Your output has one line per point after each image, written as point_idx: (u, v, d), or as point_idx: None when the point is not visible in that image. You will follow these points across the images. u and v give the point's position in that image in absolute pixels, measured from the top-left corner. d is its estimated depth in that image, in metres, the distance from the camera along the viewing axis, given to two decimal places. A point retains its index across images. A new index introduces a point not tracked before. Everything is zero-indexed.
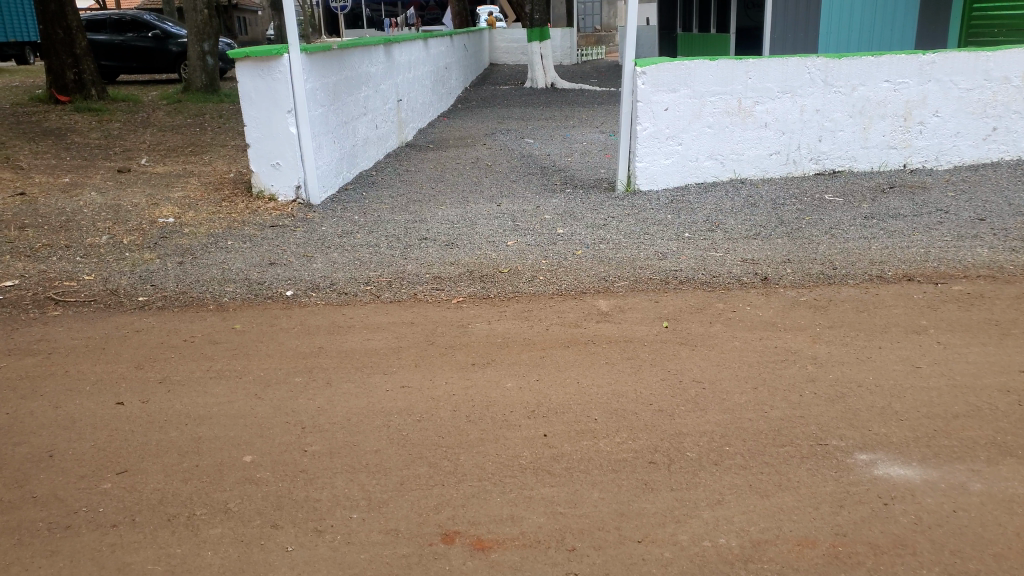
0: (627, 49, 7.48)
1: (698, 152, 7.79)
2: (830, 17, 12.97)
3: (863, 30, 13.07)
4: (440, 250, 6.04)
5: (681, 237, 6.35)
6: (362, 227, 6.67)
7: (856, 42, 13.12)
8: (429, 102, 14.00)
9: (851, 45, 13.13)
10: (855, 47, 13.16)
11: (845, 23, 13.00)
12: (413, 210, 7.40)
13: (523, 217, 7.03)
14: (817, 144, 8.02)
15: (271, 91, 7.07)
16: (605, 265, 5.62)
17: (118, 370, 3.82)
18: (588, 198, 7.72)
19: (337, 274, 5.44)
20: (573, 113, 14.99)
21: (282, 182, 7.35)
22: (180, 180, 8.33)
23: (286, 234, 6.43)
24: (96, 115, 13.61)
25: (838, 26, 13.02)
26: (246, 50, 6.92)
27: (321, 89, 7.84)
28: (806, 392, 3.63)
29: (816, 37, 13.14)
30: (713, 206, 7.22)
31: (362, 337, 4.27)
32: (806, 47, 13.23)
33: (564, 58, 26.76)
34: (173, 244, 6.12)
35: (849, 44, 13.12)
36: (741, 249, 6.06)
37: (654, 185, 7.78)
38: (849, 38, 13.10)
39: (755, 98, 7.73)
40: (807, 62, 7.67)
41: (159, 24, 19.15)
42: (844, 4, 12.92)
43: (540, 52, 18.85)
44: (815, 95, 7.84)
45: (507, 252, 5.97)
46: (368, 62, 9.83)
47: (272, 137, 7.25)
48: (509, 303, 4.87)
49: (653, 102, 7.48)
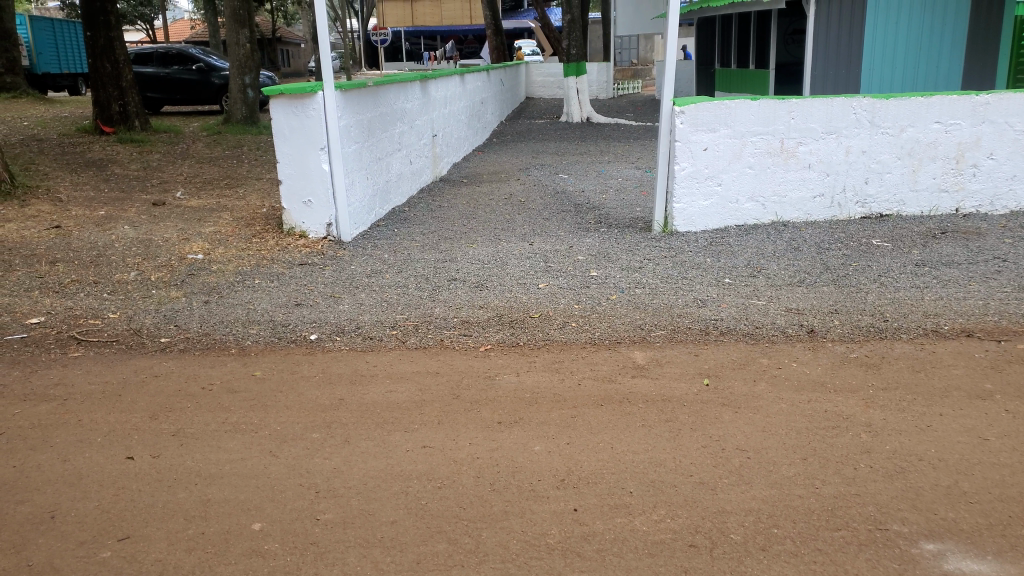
0: (665, 87, 7.28)
1: (738, 193, 7.54)
2: (875, 52, 12.69)
3: (908, 67, 12.73)
4: (470, 292, 5.86)
5: (721, 283, 6.09)
6: (391, 266, 6.53)
7: (900, 79, 12.77)
8: (465, 137, 13.97)
9: (895, 82, 12.77)
10: (899, 84, 12.80)
11: (889, 58, 12.71)
12: (444, 248, 7.26)
13: (556, 258, 6.84)
14: (863, 186, 7.71)
15: (303, 128, 7.01)
16: (640, 313, 5.38)
17: (132, 420, 3.67)
18: (622, 239, 7.50)
19: (363, 317, 5.28)
20: (608, 147, 14.84)
21: (313, 219, 7.27)
22: (213, 215, 8.31)
23: (314, 272, 6.32)
24: (138, 146, 13.81)
25: (881, 62, 12.71)
26: (280, 87, 6.88)
27: (355, 126, 7.78)
28: (861, 465, 3.35)
29: (858, 73, 12.83)
30: (754, 250, 6.94)
31: (385, 388, 4.08)
32: (849, 82, 12.92)
33: (601, 91, 26.77)
34: (200, 282, 6.04)
35: (893, 80, 12.77)
36: (785, 297, 5.77)
37: (692, 226, 7.53)
38: (893, 75, 12.75)
39: (799, 138, 7.47)
40: (853, 102, 7.39)
41: (203, 57, 19.54)
42: (888, 39, 12.63)
43: (576, 86, 18.79)
44: (862, 136, 7.55)
45: (538, 296, 5.77)
46: (403, 99, 9.79)
47: (304, 173, 7.17)
48: (539, 352, 4.65)
49: (691, 141, 7.25)
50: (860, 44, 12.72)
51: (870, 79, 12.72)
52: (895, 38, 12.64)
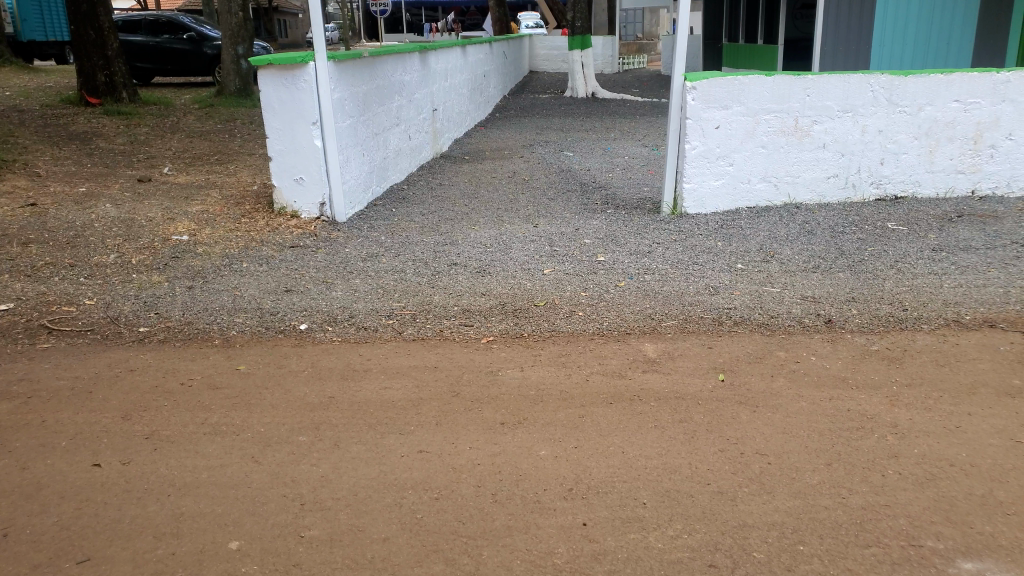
0: (676, 62, 6.95)
1: (749, 173, 7.24)
2: (885, 28, 12.34)
3: (919, 42, 12.37)
4: (470, 277, 5.59)
5: (733, 269, 5.82)
6: (388, 249, 6.25)
7: (911, 56, 12.44)
8: (465, 112, 13.60)
9: (906, 59, 12.45)
10: (909, 61, 12.48)
11: (900, 33, 12.35)
12: (443, 230, 6.97)
13: (561, 241, 6.56)
14: (878, 167, 7.42)
15: (295, 102, 6.66)
16: (649, 301, 5.13)
17: (103, 421, 3.45)
18: (629, 221, 7.23)
19: (358, 305, 5.00)
20: (612, 123, 14.48)
21: (305, 199, 6.95)
22: (202, 193, 8.01)
23: (306, 256, 6.03)
24: (126, 119, 13.44)
25: (893, 37, 12.36)
26: (271, 57, 6.53)
27: (351, 100, 7.45)
28: (889, 471, 3.05)
29: (869, 49, 12.48)
30: (766, 234, 6.68)
31: (379, 385, 3.83)
32: (859, 58, 12.57)
33: (605, 66, 26.28)
34: (184, 266, 5.76)
35: (903, 56, 12.44)
36: (799, 284, 5.52)
37: (701, 208, 7.25)
38: (904, 51, 12.41)
39: (814, 116, 7.15)
40: (870, 78, 7.07)
41: (194, 26, 19.01)
42: (900, 14, 12.24)
43: (581, 60, 18.38)
44: (879, 115, 7.23)
45: (543, 282, 5.51)
46: (402, 71, 9.43)
47: (297, 150, 6.83)
48: (544, 344, 4.37)
49: (703, 119, 6.94)
50: (872, 19, 12.34)
51: (880, 56, 12.41)
52: (907, 13, 12.27)
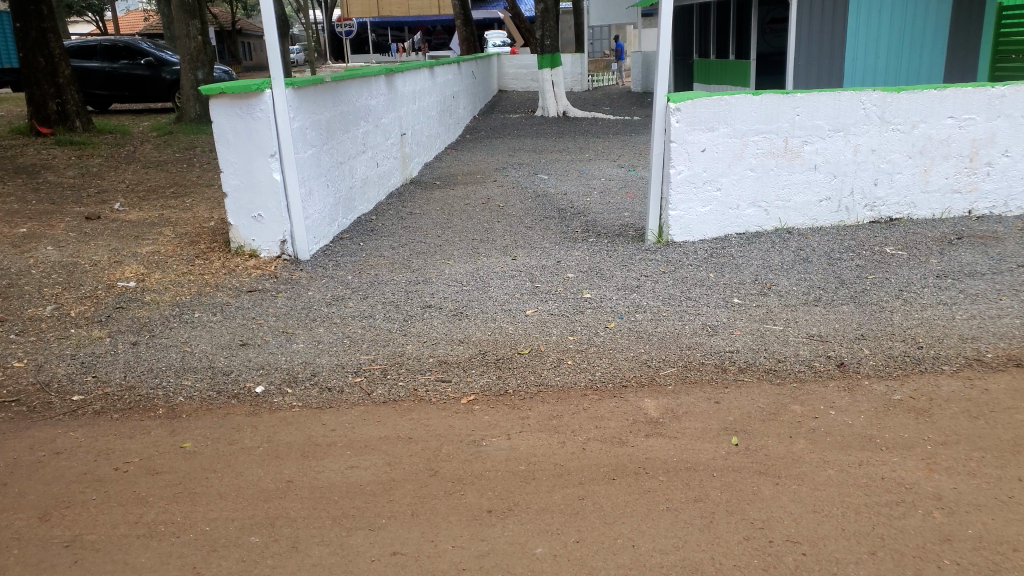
0: (659, 82, 6.56)
1: (738, 198, 6.87)
2: (857, 43, 12.41)
3: (891, 58, 12.41)
4: (446, 321, 5.12)
5: (730, 304, 5.42)
6: (356, 290, 5.75)
7: (884, 70, 12.45)
8: (435, 135, 13.15)
9: (879, 74, 12.48)
10: (883, 77, 12.49)
11: (874, 47, 12.40)
12: (416, 266, 6.48)
13: (543, 276, 6.11)
14: (872, 188, 7.10)
15: (251, 133, 6.15)
16: (643, 344, 4.69)
17: (16, 525, 2.99)
18: (614, 251, 6.81)
19: (321, 360, 4.50)
20: (586, 144, 14.13)
21: (265, 237, 6.42)
22: (154, 230, 7.43)
23: (265, 301, 5.51)
24: (80, 149, 12.81)
25: (865, 52, 12.43)
26: (224, 84, 6.02)
27: (313, 129, 6.95)
28: (944, 562, 2.62)
29: (842, 64, 12.54)
30: (760, 263, 6.30)
31: (346, 464, 3.33)
32: (832, 73, 12.64)
33: (575, 85, 26.09)
34: (129, 317, 5.20)
35: (876, 71, 12.48)
36: (802, 320, 5.13)
37: (688, 235, 6.87)
38: (876, 66, 12.47)
39: (804, 136, 6.81)
40: (861, 96, 6.76)
41: (152, 51, 18.40)
42: (871, 30, 12.33)
43: (550, 79, 18.10)
44: (871, 133, 6.91)
45: (526, 325, 5.04)
46: (367, 95, 8.97)
47: (254, 185, 6.31)
48: (532, 402, 3.89)
49: (687, 141, 6.56)
50: (843, 34, 12.42)
51: (853, 70, 12.46)
52: (879, 27, 12.31)
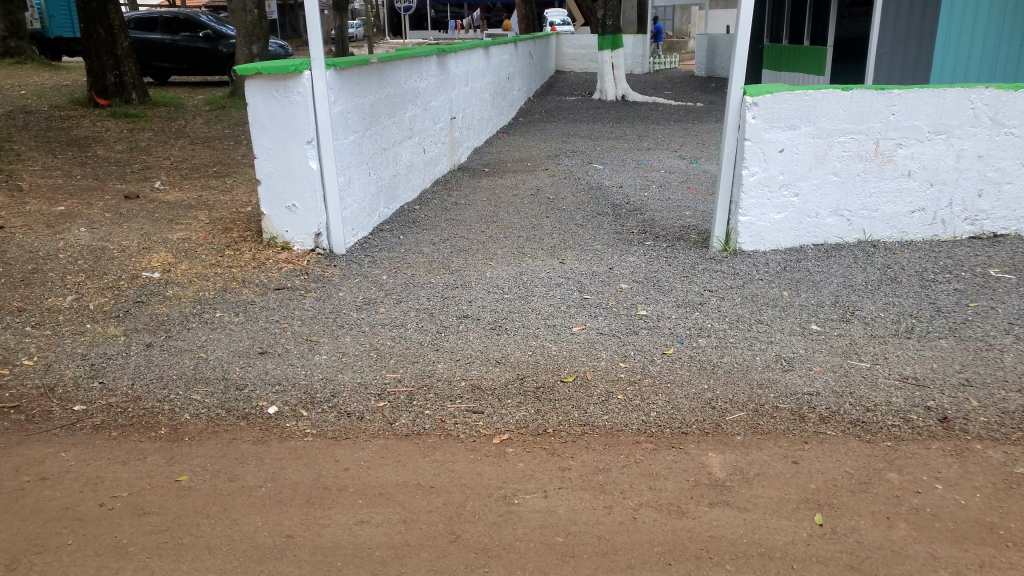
0: (734, 74, 5.88)
1: (818, 206, 6.18)
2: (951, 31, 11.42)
3: (988, 45, 11.43)
4: (483, 336, 4.60)
5: (806, 331, 4.77)
6: (389, 293, 5.29)
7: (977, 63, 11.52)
8: (488, 118, 12.63)
9: (971, 63, 11.53)
10: (975, 71, 11.55)
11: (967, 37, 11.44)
12: (457, 266, 6.00)
13: (594, 285, 5.56)
14: (974, 199, 6.32)
15: (288, 116, 5.72)
16: (707, 378, 4.11)
17: None
18: (674, 258, 6.19)
19: (343, 378, 4.05)
20: (646, 131, 13.40)
21: (299, 228, 6.01)
22: (189, 214, 7.09)
23: (292, 302, 5.09)
24: (133, 122, 12.66)
25: (959, 37, 11.41)
26: (260, 64, 5.60)
27: (356, 113, 6.49)
28: None
29: (930, 50, 11.61)
30: (842, 281, 5.61)
31: (356, 517, 2.87)
32: (919, 60, 11.76)
33: (636, 67, 25.23)
34: (149, 314, 4.82)
35: (970, 59, 11.50)
36: (891, 355, 4.46)
37: (759, 244, 6.21)
38: (970, 54, 11.49)
39: (898, 138, 6.05)
40: (971, 93, 5.99)
41: (211, 23, 18.30)
42: (969, 15, 11.31)
43: (611, 61, 17.34)
44: (979, 137, 6.12)
45: (571, 346, 4.50)
46: (417, 76, 8.48)
47: (289, 172, 5.89)
48: (575, 448, 3.36)
49: (764, 141, 5.88)
50: (935, 17, 11.46)
51: (944, 61, 11.49)
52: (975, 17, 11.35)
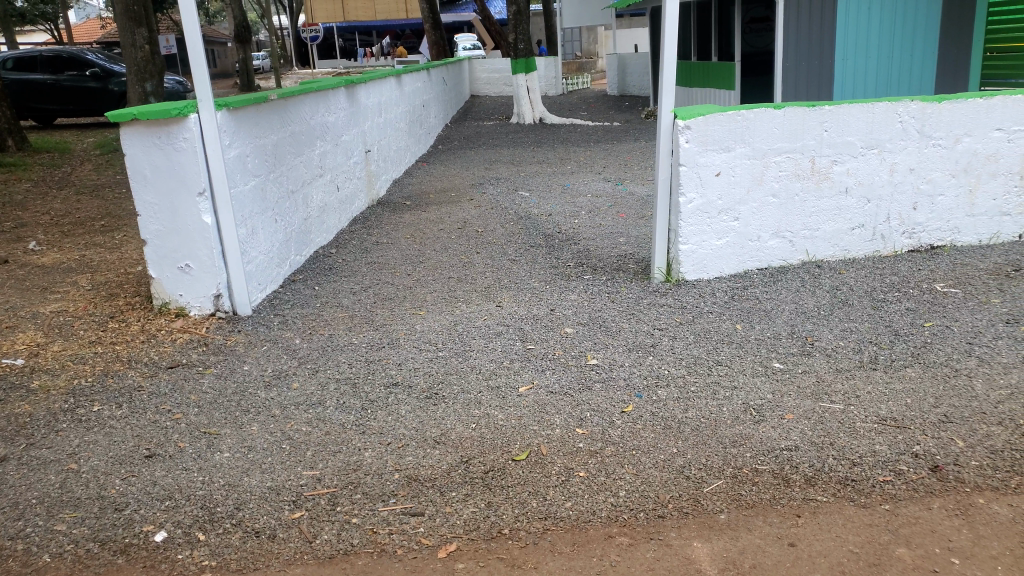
0: (664, 95, 5.50)
1: (759, 229, 5.85)
2: (848, 42, 11.86)
3: (882, 60, 11.92)
4: (417, 408, 3.99)
5: (769, 372, 4.36)
6: (304, 362, 4.61)
7: (875, 71, 11.95)
8: (404, 148, 12.05)
9: (868, 77, 11.97)
10: (873, 78, 11.99)
11: (862, 46, 11.88)
12: (380, 320, 5.36)
13: (536, 332, 5.04)
14: (910, 213, 6.13)
15: (172, 167, 4.99)
16: (675, 440, 3.62)
17: None
18: (616, 294, 5.74)
19: (251, 483, 3.39)
20: (566, 153, 13.08)
21: (194, 292, 5.25)
22: (67, 279, 6.21)
23: (187, 383, 4.34)
24: (9, 172, 11.49)
25: (854, 53, 11.89)
26: (135, 108, 4.86)
27: (255, 157, 5.81)
28: None
29: (831, 65, 11.98)
30: (793, 309, 5.27)
31: None
32: (821, 75, 12.07)
33: (550, 88, 25.17)
34: (9, 414, 4.02)
35: (866, 73, 11.96)
36: (863, 392, 4.07)
37: (703, 273, 5.83)
38: (866, 67, 11.95)
39: (833, 155, 5.80)
40: (898, 106, 5.81)
41: (99, 62, 17.09)
42: (860, 31, 11.81)
43: (526, 83, 17.05)
44: (909, 150, 5.94)
45: (519, 411, 3.93)
46: (324, 111, 7.84)
47: (179, 230, 5.14)
48: (534, 556, 2.86)
49: (700, 164, 5.51)
50: (832, 33, 11.87)
51: (843, 71, 11.91)
52: (868, 27, 11.82)
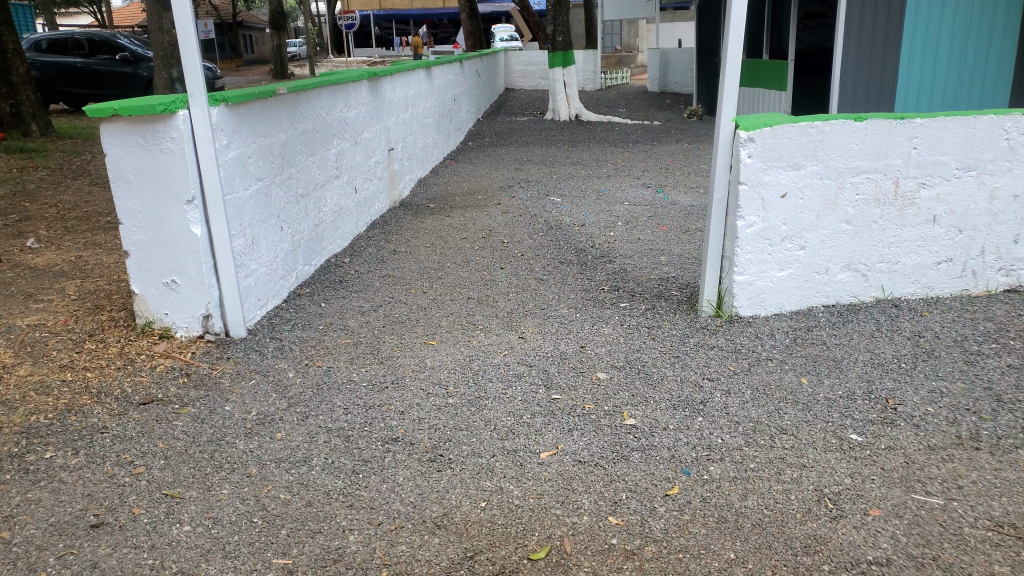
0: (723, 103, 4.76)
1: (828, 261, 5.07)
2: (916, 43, 10.88)
3: (953, 61, 10.98)
4: (420, 475, 3.34)
5: (845, 449, 3.61)
6: (294, 403, 3.98)
7: (943, 77, 11.03)
8: (432, 146, 11.40)
9: (936, 80, 11.03)
10: (940, 86, 11.08)
11: (932, 49, 10.92)
12: (389, 350, 4.72)
13: (563, 373, 4.35)
14: (1009, 246, 5.32)
15: (159, 170, 4.40)
16: (732, 541, 2.94)
17: None
18: (661, 327, 5.01)
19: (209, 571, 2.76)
20: (605, 155, 12.32)
21: (180, 310, 4.67)
22: (53, 286, 5.66)
23: (158, 426, 3.73)
24: (28, 159, 11.09)
25: (922, 54, 10.91)
26: (119, 103, 4.29)
27: (259, 158, 5.19)
28: None
29: (895, 66, 11.00)
30: (869, 359, 4.51)
31: None
32: (883, 78, 11.09)
33: (588, 83, 24.39)
34: None
35: (934, 75, 11.02)
36: (972, 484, 3.33)
37: (761, 308, 5.07)
38: (935, 70, 11.00)
39: (921, 177, 5.01)
40: (1004, 121, 5.01)
41: (129, 45, 16.79)
42: (931, 28, 10.83)
43: (563, 79, 16.27)
44: (1015, 174, 5.13)
45: (540, 487, 3.26)
46: (343, 106, 7.22)
47: (164, 240, 4.55)
48: None
49: (763, 184, 4.76)
50: (899, 31, 10.88)
51: (909, 75, 10.95)
52: (940, 29, 10.85)
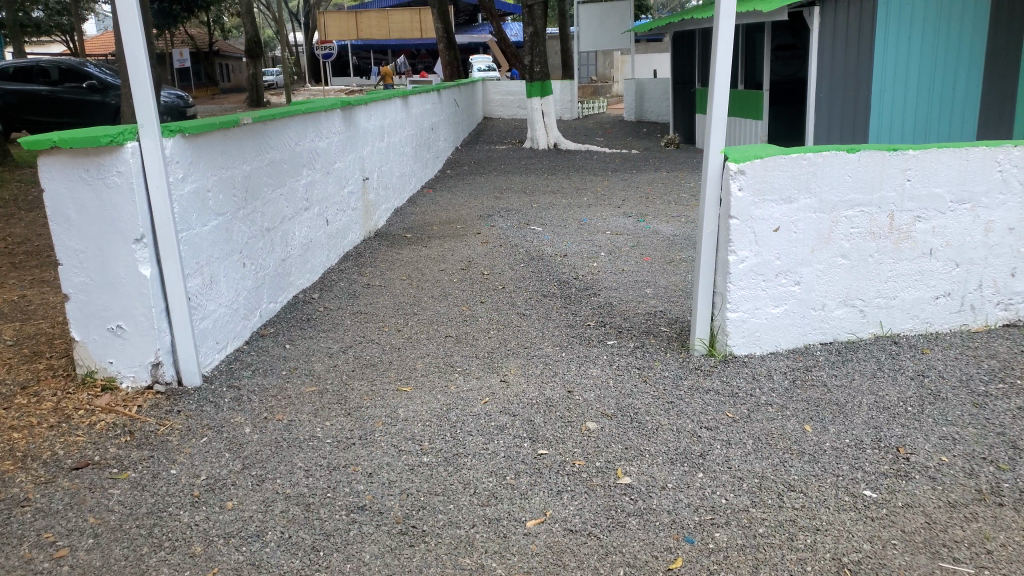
0: (713, 134, 4.48)
1: (825, 296, 4.79)
2: (887, 72, 10.81)
3: (922, 92, 10.92)
4: (389, 552, 2.94)
5: (860, 508, 3.27)
6: (251, 464, 3.57)
7: (914, 106, 10.96)
8: (409, 174, 11.06)
9: (907, 110, 10.97)
10: (911, 116, 11.01)
11: (902, 78, 10.85)
12: (357, 399, 4.32)
13: (551, 422, 3.99)
14: (1007, 279, 5.08)
15: (102, 206, 4.00)
16: None
17: None
18: (652, 368, 4.67)
19: None
20: (583, 183, 12.07)
21: (126, 359, 4.24)
22: None
23: (91, 497, 3.29)
24: None
25: (893, 83, 10.85)
26: (58, 134, 3.90)
27: (217, 192, 4.81)
28: None
29: (867, 95, 10.93)
30: (873, 402, 4.20)
31: None
32: (856, 108, 11.03)
33: (566, 111, 24.32)
34: None
35: (906, 105, 10.95)
36: (1003, 550, 3.00)
37: (756, 347, 4.75)
38: (906, 99, 10.93)
39: (916, 210, 4.76)
40: (996, 152, 4.79)
41: (99, 73, 16.27)
42: (901, 57, 10.76)
43: (540, 108, 16.08)
44: (1009, 206, 4.91)
45: (526, 564, 2.87)
46: (313, 135, 6.85)
47: (108, 282, 4.13)
48: None
49: (756, 218, 4.47)
50: (870, 59, 10.82)
51: (880, 104, 10.90)
52: (910, 57, 10.79)
